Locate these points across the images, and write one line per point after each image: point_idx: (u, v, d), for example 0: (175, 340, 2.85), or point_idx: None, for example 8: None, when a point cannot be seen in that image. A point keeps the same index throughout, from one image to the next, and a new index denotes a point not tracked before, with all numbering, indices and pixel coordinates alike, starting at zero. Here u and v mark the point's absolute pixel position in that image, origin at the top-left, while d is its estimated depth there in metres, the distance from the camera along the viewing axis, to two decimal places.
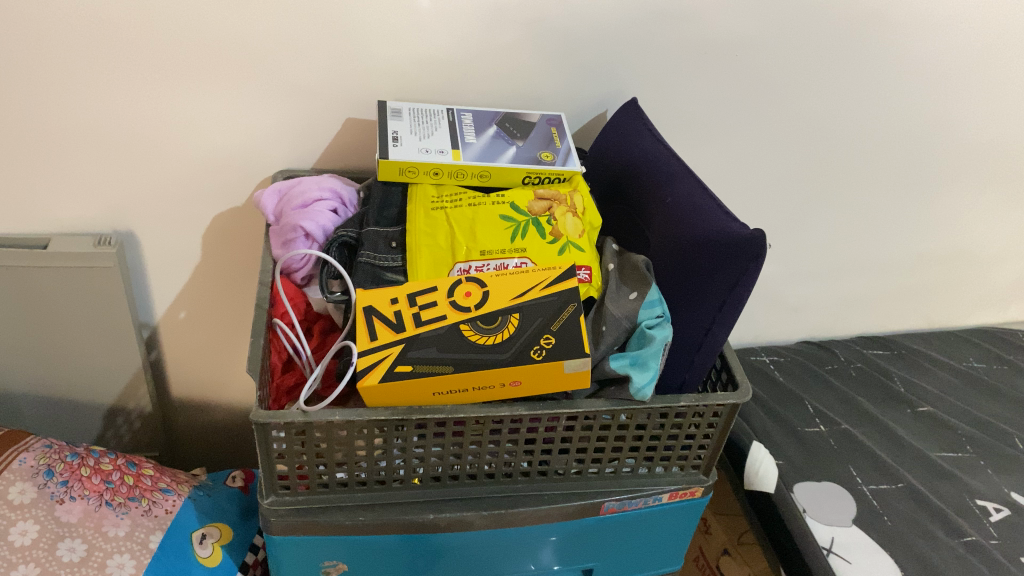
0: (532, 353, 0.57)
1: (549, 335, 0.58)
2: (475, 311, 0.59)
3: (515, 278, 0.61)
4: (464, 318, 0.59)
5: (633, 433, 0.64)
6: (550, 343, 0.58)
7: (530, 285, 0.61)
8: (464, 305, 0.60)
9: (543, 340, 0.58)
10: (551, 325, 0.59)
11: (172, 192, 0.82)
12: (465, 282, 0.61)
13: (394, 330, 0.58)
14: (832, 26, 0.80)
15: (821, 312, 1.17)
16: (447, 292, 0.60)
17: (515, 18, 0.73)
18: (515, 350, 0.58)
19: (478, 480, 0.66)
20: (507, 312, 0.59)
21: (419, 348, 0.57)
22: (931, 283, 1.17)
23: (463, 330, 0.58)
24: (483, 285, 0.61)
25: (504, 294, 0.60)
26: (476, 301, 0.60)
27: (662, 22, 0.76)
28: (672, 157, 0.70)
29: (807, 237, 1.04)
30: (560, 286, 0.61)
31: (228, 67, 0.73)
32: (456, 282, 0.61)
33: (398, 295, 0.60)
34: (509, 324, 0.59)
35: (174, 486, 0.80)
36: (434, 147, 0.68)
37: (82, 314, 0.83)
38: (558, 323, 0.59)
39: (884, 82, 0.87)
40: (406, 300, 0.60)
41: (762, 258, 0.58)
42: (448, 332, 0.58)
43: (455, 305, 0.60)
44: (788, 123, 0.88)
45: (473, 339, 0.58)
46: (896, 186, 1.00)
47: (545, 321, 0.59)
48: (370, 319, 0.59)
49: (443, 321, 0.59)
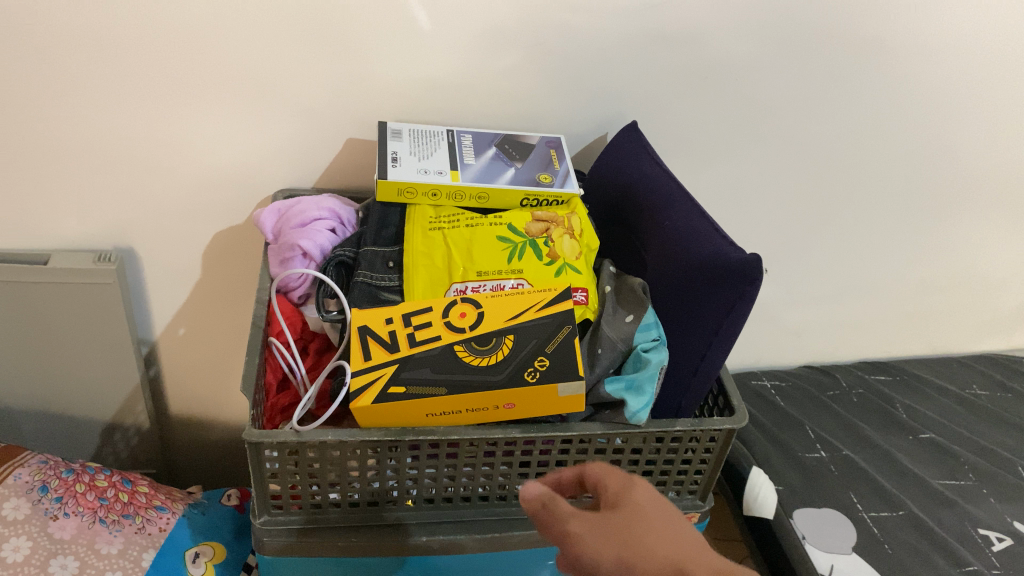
0: (527, 375, 0.57)
1: (544, 357, 0.58)
2: (470, 332, 0.59)
3: (510, 298, 0.61)
4: (458, 339, 0.59)
5: (628, 457, 0.64)
6: (544, 365, 0.58)
7: (525, 306, 0.60)
8: (459, 326, 0.59)
9: (537, 361, 0.58)
10: (546, 346, 0.59)
11: (172, 210, 0.82)
12: (460, 303, 0.61)
13: (388, 350, 0.58)
14: (831, 51, 0.80)
15: (823, 337, 1.17)
16: (441, 313, 0.60)
17: (514, 41, 0.73)
18: (508, 372, 0.58)
19: (473, 503, 0.66)
20: (502, 334, 0.59)
21: (413, 368, 0.57)
22: (935, 309, 1.17)
23: (458, 351, 0.58)
24: (478, 306, 0.60)
25: (499, 315, 0.60)
26: (471, 321, 0.60)
27: (662, 47, 0.76)
28: (670, 181, 0.70)
29: (808, 261, 1.04)
30: (556, 308, 0.60)
31: (230, 87, 0.73)
32: (450, 302, 0.61)
33: (393, 315, 0.60)
34: (503, 345, 0.59)
35: (168, 503, 0.80)
36: (433, 169, 0.68)
37: (81, 329, 0.84)
38: (553, 345, 0.59)
39: (885, 107, 0.87)
40: (401, 320, 0.60)
41: (759, 282, 0.58)
42: (442, 353, 0.58)
43: (449, 326, 0.60)
44: (789, 147, 0.88)
45: (468, 360, 0.58)
46: (897, 211, 1.00)
47: (540, 344, 0.59)
48: (364, 338, 0.59)
49: (437, 341, 0.59)
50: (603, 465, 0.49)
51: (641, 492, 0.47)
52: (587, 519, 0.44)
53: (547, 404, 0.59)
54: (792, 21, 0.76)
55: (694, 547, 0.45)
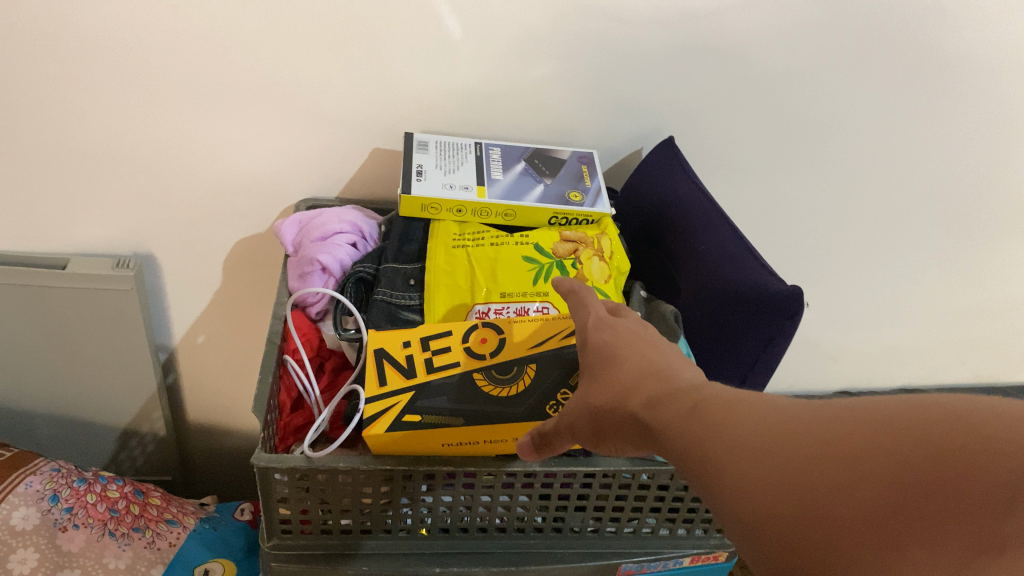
0: (549, 409, 0.56)
1: (567, 390, 0.56)
2: (490, 359, 0.58)
3: (534, 323, 0.59)
4: (478, 368, 0.57)
5: (655, 492, 0.61)
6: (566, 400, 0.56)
7: (549, 334, 0.59)
8: (480, 352, 0.58)
9: (560, 395, 0.56)
10: (569, 379, 0.57)
11: (193, 216, 0.81)
12: (482, 327, 0.59)
13: (405, 375, 0.56)
14: (885, 67, 0.75)
15: (859, 361, 1.13)
16: (462, 337, 0.58)
17: (547, 51, 0.70)
18: (529, 405, 0.56)
19: (489, 534, 0.63)
20: (523, 362, 0.58)
21: (428, 397, 0.55)
22: (980, 337, 1.12)
23: (478, 380, 0.57)
24: (500, 332, 0.59)
25: (521, 342, 0.59)
26: (492, 348, 0.58)
27: (705, 59, 0.73)
28: (708, 202, 0.67)
29: (847, 283, 1.00)
30: None
31: (252, 93, 0.71)
32: (472, 326, 0.59)
33: (411, 338, 0.58)
34: (525, 375, 0.57)
35: (180, 517, 0.79)
36: (459, 183, 0.66)
37: (99, 335, 0.82)
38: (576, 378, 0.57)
39: (939, 130, 0.82)
40: (419, 343, 0.58)
41: (799, 317, 0.55)
42: (462, 380, 0.56)
43: (469, 352, 0.58)
44: (833, 168, 0.85)
45: (487, 390, 0.56)
46: (944, 236, 0.95)
47: (564, 375, 0.57)
48: (380, 361, 0.57)
49: (456, 368, 0.57)
50: (581, 308, 0.52)
51: (603, 334, 0.47)
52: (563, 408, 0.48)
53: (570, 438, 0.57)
54: (844, 33, 0.72)
55: (652, 366, 0.42)
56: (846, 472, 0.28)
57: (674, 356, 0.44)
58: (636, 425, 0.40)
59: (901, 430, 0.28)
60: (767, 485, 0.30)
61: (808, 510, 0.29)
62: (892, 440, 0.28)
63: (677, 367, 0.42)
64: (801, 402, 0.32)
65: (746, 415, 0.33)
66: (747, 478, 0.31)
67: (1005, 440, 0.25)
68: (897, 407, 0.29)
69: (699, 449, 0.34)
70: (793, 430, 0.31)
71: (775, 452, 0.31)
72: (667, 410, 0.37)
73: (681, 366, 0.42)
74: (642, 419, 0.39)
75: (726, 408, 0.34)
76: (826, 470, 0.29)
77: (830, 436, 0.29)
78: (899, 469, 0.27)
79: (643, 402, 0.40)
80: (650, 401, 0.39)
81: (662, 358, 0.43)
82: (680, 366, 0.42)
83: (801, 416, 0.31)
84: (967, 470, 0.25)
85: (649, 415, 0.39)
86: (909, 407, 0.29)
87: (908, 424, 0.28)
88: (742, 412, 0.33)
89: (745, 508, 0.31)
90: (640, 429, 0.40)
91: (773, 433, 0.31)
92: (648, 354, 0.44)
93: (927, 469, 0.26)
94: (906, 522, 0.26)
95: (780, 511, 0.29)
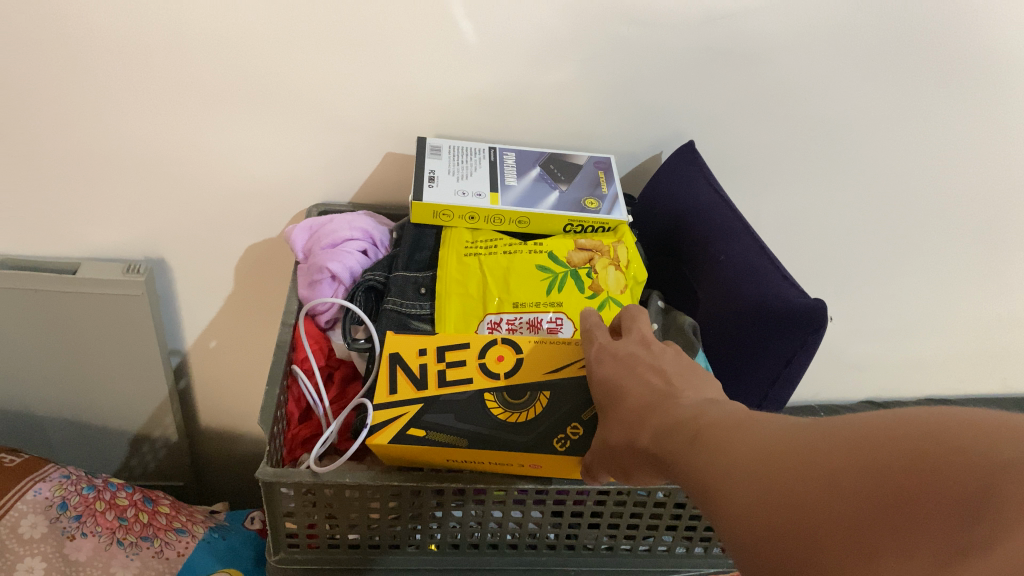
0: (554, 443, 0.52)
1: (578, 424, 0.53)
2: (504, 381, 0.55)
3: (552, 347, 0.57)
4: (491, 388, 0.55)
5: (671, 510, 0.59)
6: (575, 435, 0.53)
7: (568, 361, 0.56)
8: (494, 371, 0.56)
9: (569, 429, 0.53)
10: (581, 413, 0.54)
11: (205, 221, 0.80)
12: (499, 345, 0.57)
13: (417, 387, 0.55)
14: (916, 70, 0.72)
15: (886, 371, 1.11)
16: (478, 352, 0.57)
17: (565, 55, 0.69)
18: (535, 435, 0.53)
19: (501, 551, 0.62)
20: (537, 389, 0.55)
21: (436, 412, 0.53)
22: (1010, 348, 1.09)
23: (488, 400, 0.54)
24: (517, 351, 0.57)
25: (538, 366, 0.56)
26: (507, 367, 0.56)
27: (729, 62, 0.70)
28: (729, 210, 0.64)
29: (874, 293, 0.98)
30: None
31: (264, 98, 0.70)
32: (490, 342, 0.57)
33: (427, 347, 0.57)
34: (537, 403, 0.54)
35: (189, 526, 0.78)
36: (471, 190, 0.64)
37: (110, 340, 0.82)
38: (589, 413, 0.54)
39: (969, 135, 0.79)
40: (434, 353, 0.57)
41: (823, 331, 0.53)
42: (473, 398, 0.54)
43: (483, 369, 0.56)
44: (861, 175, 0.82)
45: (497, 413, 0.54)
46: (975, 245, 0.92)
47: (578, 407, 0.54)
48: (393, 369, 0.56)
49: (467, 384, 0.55)
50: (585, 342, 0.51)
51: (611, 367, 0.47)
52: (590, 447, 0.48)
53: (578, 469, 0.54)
54: (876, 35, 0.69)
55: (656, 395, 0.42)
56: (822, 490, 0.28)
57: (679, 378, 0.43)
58: (649, 457, 0.40)
59: (874, 445, 0.27)
60: (757, 511, 0.30)
61: (790, 533, 0.28)
62: (866, 456, 0.27)
63: (680, 390, 0.42)
64: (796, 425, 0.32)
65: (746, 442, 0.32)
66: (736, 508, 0.31)
67: (974, 449, 0.24)
68: (872, 421, 0.28)
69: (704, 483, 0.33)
70: (776, 454, 0.30)
71: (761, 478, 0.30)
72: (676, 440, 0.37)
73: (684, 387, 0.42)
74: (654, 456, 0.39)
75: (722, 436, 0.34)
76: (810, 490, 0.28)
77: (809, 457, 0.29)
78: (871, 485, 0.26)
79: (652, 434, 0.39)
80: (663, 432, 0.39)
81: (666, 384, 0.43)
82: (685, 387, 0.42)
83: (785, 438, 0.31)
84: (935, 482, 0.24)
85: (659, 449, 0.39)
86: (885, 419, 0.28)
87: (880, 437, 0.27)
88: (741, 439, 0.33)
89: (740, 539, 0.30)
90: (654, 462, 0.39)
91: (767, 456, 0.31)
92: (651, 380, 0.44)
93: (897, 482, 0.25)
94: (875, 534, 0.25)
95: (765, 538, 0.29)
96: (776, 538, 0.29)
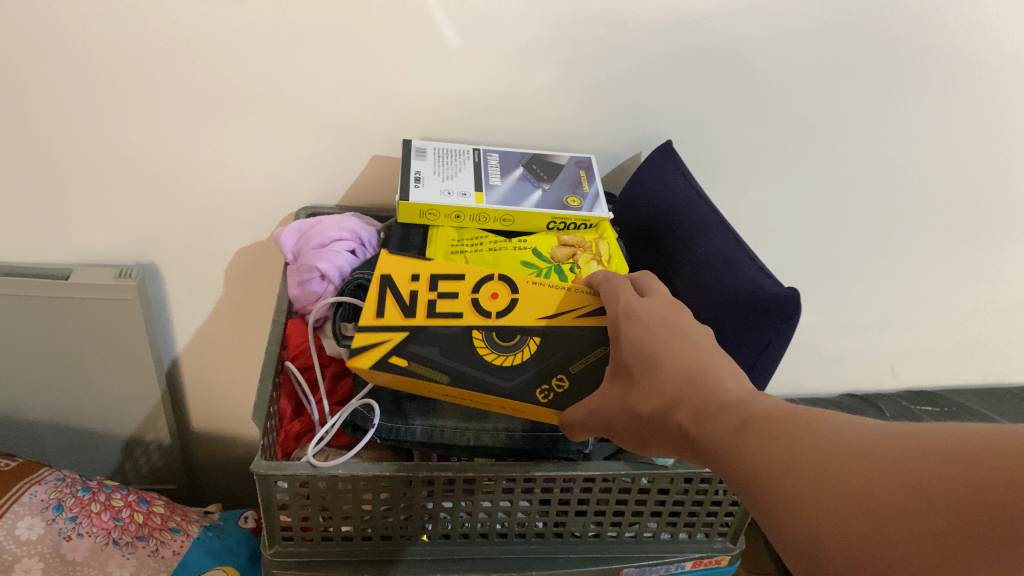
0: (538, 394, 0.55)
1: (563, 377, 0.55)
2: (494, 320, 0.56)
3: (550, 292, 0.58)
4: (481, 325, 0.56)
5: (656, 496, 0.61)
6: (559, 387, 0.55)
7: (562, 309, 0.57)
8: (486, 308, 0.57)
9: (554, 381, 0.55)
10: (570, 364, 0.56)
11: (195, 226, 0.81)
12: (495, 282, 0.58)
13: (406, 313, 0.56)
14: (885, 67, 0.75)
15: (866, 363, 1.13)
16: (472, 287, 0.57)
17: (546, 57, 0.71)
18: (519, 381, 0.55)
19: (491, 540, 0.63)
20: (528, 333, 0.56)
21: (422, 342, 0.55)
22: (985, 339, 1.12)
23: (477, 339, 0.56)
24: (512, 289, 0.58)
25: (531, 310, 0.57)
26: (500, 305, 0.57)
27: (706, 62, 0.72)
28: (705, 205, 0.67)
29: (851, 287, 1.00)
30: (596, 320, 0.57)
31: (253, 103, 0.71)
32: (484, 278, 0.58)
33: (420, 273, 0.58)
34: (527, 347, 0.56)
35: (183, 526, 0.79)
36: (457, 190, 0.66)
37: (103, 344, 0.83)
38: (577, 365, 0.56)
39: (939, 129, 0.82)
40: (428, 282, 0.57)
41: (796, 318, 0.55)
42: (460, 334, 0.56)
43: (476, 305, 0.57)
44: (837, 171, 0.85)
45: (484, 353, 0.55)
46: (948, 237, 0.95)
47: (566, 358, 0.56)
48: (383, 291, 0.57)
49: (457, 318, 0.56)
50: (612, 297, 0.53)
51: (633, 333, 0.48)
52: (598, 407, 0.50)
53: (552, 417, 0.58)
54: (845, 38, 0.72)
55: (690, 371, 0.43)
56: (907, 498, 0.30)
57: (716, 360, 0.44)
58: (682, 436, 0.41)
59: (967, 461, 0.29)
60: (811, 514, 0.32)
61: (868, 536, 0.30)
62: (959, 470, 0.29)
63: (717, 372, 0.42)
64: (864, 426, 0.33)
65: (813, 439, 0.34)
66: (801, 504, 0.32)
67: None
68: (958, 436, 0.30)
69: (754, 472, 0.35)
70: (848, 454, 0.32)
71: (831, 477, 0.32)
72: (714, 425, 0.38)
73: (720, 370, 0.43)
74: (689, 433, 0.40)
75: (777, 423, 0.36)
76: (867, 496, 0.31)
77: (889, 462, 0.31)
78: (965, 502, 0.28)
79: (684, 415, 0.41)
80: (706, 417, 0.39)
81: (701, 362, 0.43)
82: (721, 371, 0.43)
83: (854, 438, 0.33)
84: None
85: (696, 429, 0.40)
86: (968, 435, 0.30)
87: (968, 454, 0.29)
88: (801, 433, 0.34)
89: (803, 532, 0.32)
90: (691, 444, 0.40)
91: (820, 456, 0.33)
92: (686, 356, 0.44)
93: (992, 500, 0.28)
94: (967, 548, 0.28)
95: (838, 536, 0.31)
96: (851, 539, 0.31)
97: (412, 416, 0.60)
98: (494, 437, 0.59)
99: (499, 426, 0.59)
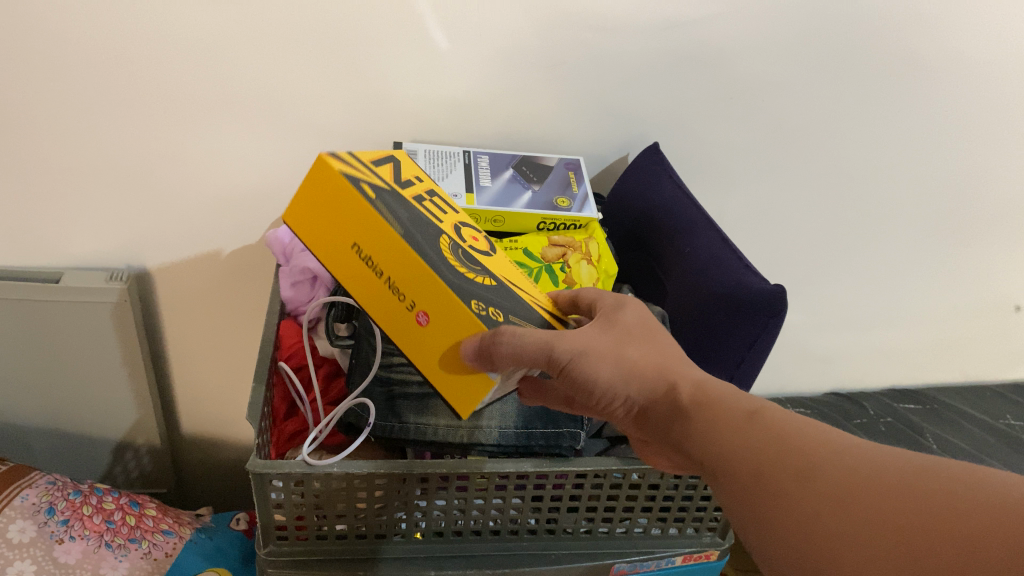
0: (473, 303, 0.42)
1: (502, 313, 0.43)
2: (465, 246, 0.47)
3: (514, 276, 0.50)
4: (449, 234, 0.46)
5: (646, 492, 0.62)
6: (491, 316, 0.42)
7: (522, 290, 0.49)
8: (464, 235, 0.48)
9: (492, 310, 0.43)
10: (511, 316, 0.44)
11: (185, 229, 0.82)
12: (476, 235, 0.50)
13: (395, 181, 0.47)
14: (864, 71, 0.76)
15: (850, 363, 1.15)
16: (457, 219, 0.50)
17: (534, 61, 0.72)
18: (462, 282, 0.42)
19: (483, 537, 0.64)
20: (489, 276, 0.46)
21: (394, 199, 0.44)
22: (966, 338, 1.14)
23: (442, 238, 0.45)
24: (488, 252, 0.50)
25: (496, 268, 0.48)
26: (476, 245, 0.48)
27: (690, 67, 0.74)
28: (693, 206, 0.68)
29: (835, 287, 1.02)
30: (548, 317, 0.48)
31: (243, 106, 0.72)
32: (467, 224, 0.50)
33: (422, 183, 0.50)
34: (480, 278, 0.45)
35: (176, 528, 0.80)
36: (448, 191, 0.66)
37: (93, 348, 0.83)
38: (517, 321, 0.44)
39: (918, 131, 0.83)
40: (421, 188, 0.50)
41: (783, 315, 0.56)
42: (430, 222, 0.45)
43: (456, 226, 0.48)
44: (820, 173, 0.86)
45: (444, 247, 0.44)
46: (929, 237, 0.96)
47: (510, 310, 0.45)
48: (389, 163, 0.49)
49: (434, 216, 0.46)
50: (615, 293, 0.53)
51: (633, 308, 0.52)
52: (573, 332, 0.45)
53: (448, 365, 0.43)
54: (827, 41, 0.73)
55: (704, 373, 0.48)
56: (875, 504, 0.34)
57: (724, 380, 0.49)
58: (677, 410, 0.45)
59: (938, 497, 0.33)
60: (811, 498, 0.36)
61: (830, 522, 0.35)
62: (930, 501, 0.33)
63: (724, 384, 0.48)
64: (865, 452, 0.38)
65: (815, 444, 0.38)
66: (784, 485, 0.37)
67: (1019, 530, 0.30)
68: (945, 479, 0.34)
69: (765, 456, 0.39)
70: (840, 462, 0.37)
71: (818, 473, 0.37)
72: (725, 411, 0.43)
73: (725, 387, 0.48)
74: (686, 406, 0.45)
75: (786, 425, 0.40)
76: (862, 489, 0.35)
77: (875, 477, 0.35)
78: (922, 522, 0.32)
79: (685, 391, 0.45)
80: (707, 400, 0.44)
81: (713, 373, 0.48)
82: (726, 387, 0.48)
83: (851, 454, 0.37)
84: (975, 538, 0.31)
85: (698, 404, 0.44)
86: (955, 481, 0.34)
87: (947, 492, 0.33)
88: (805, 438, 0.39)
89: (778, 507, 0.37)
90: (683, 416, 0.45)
91: (829, 449, 0.38)
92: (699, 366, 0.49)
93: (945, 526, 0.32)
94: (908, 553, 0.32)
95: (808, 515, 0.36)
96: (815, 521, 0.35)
97: (406, 417, 0.60)
98: (487, 435, 0.60)
99: (492, 424, 0.60)
